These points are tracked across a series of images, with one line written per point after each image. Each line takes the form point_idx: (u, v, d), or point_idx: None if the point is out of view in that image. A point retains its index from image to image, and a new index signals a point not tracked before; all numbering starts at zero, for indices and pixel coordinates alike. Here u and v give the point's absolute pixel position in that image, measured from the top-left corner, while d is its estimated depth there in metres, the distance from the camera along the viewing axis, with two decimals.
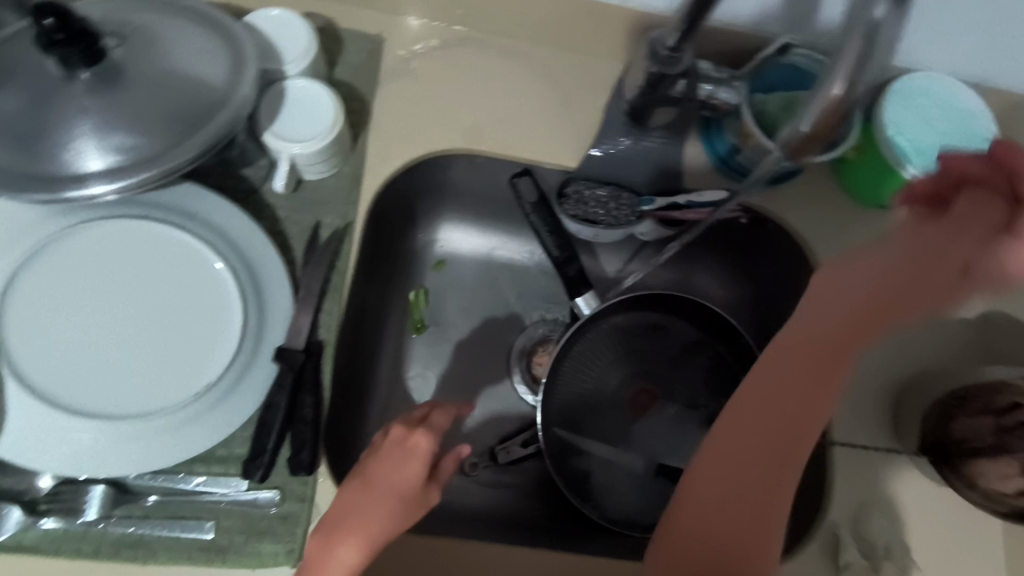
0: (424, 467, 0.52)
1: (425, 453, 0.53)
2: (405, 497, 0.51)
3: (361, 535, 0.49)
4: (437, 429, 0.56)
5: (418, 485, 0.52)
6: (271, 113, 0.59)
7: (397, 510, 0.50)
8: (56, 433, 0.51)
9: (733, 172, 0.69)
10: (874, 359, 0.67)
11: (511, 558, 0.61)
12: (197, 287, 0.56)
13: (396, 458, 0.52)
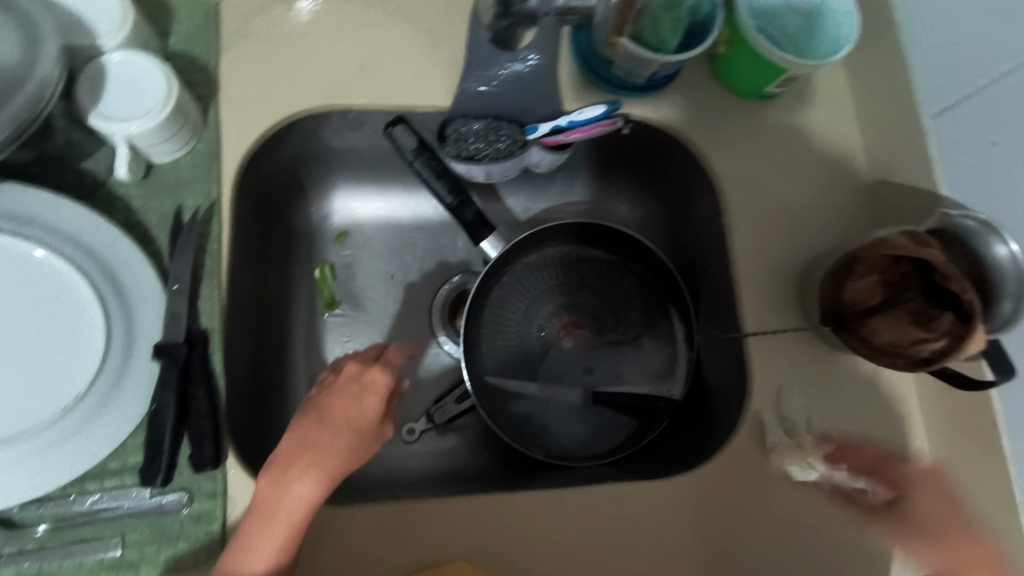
0: (381, 402, 0.54)
1: (384, 382, 0.55)
2: (365, 429, 0.53)
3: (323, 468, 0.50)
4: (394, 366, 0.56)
5: (376, 420, 0.54)
6: (93, 94, 0.54)
7: (358, 443, 0.52)
8: None
9: (610, 84, 0.68)
10: (775, 246, 0.69)
11: (456, 514, 0.58)
12: (50, 296, 0.51)
13: (354, 393, 0.53)
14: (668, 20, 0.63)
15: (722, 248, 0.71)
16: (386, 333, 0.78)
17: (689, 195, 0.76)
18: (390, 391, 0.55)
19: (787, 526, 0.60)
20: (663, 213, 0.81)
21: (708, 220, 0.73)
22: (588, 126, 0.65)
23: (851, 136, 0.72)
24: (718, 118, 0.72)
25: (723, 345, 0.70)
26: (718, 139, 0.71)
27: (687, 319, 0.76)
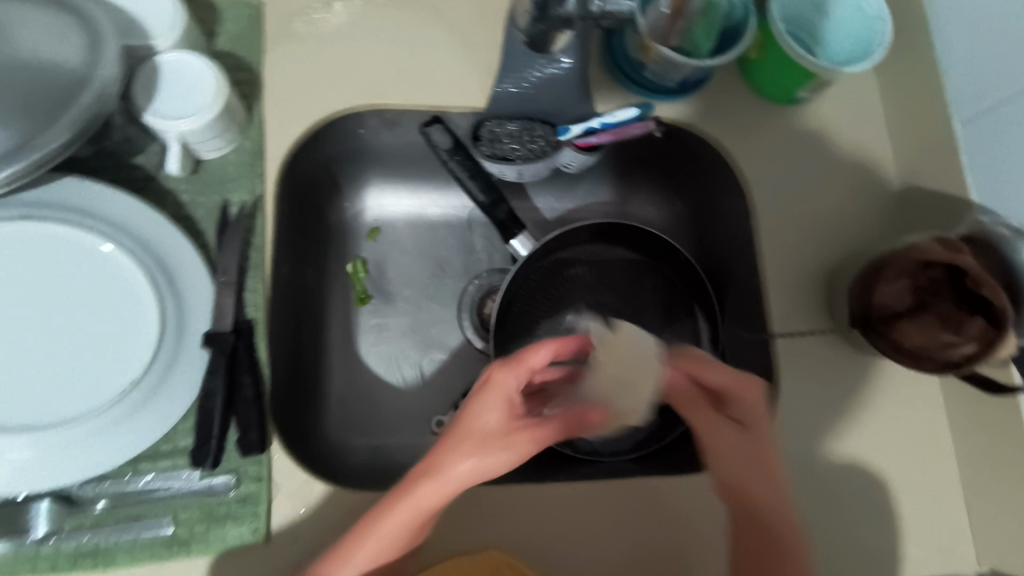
0: (498, 406, 0.49)
1: (516, 376, 0.50)
2: (489, 438, 0.48)
3: (433, 487, 0.48)
4: (526, 366, 0.51)
5: (502, 422, 0.49)
6: (147, 92, 0.56)
7: (482, 452, 0.47)
8: None
9: (642, 89, 0.70)
10: (801, 249, 0.70)
11: (490, 505, 0.59)
12: (108, 285, 0.54)
13: (484, 398, 0.49)
14: (703, 25, 0.65)
15: (749, 250, 0.72)
16: (418, 326, 0.80)
17: (717, 198, 0.76)
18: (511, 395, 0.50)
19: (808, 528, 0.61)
20: (689, 216, 0.81)
21: (736, 222, 0.74)
22: (619, 128, 0.67)
23: (878, 141, 0.73)
24: (748, 123, 0.73)
25: (748, 346, 0.71)
26: (747, 143, 0.73)
27: (711, 319, 0.76)
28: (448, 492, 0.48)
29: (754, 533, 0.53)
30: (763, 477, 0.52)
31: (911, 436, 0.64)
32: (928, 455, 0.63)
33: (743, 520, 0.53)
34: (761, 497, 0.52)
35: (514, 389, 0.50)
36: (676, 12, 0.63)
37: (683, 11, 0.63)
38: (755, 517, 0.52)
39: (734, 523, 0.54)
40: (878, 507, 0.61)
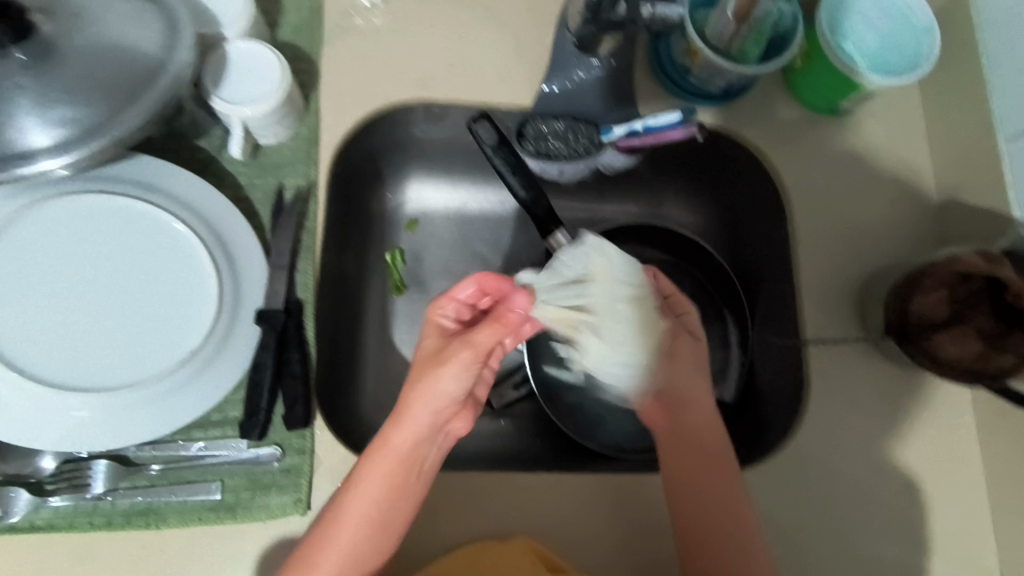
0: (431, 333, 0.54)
1: (444, 313, 0.55)
2: (428, 362, 0.53)
3: (395, 427, 0.52)
4: (449, 297, 0.55)
5: (431, 344, 0.54)
6: (215, 77, 0.59)
7: (423, 376, 0.52)
8: (45, 412, 0.50)
9: (689, 94, 0.71)
10: (835, 259, 0.70)
11: (521, 493, 0.61)
12: (167, 258, 0.56)
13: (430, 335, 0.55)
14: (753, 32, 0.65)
15: (784, 258, 0.72)
16: None
17: (750, 205, 0.78)
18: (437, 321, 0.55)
19: (831, 533, 0.61)
20: (723, 221, 0.82)
21: (771, 229, 0.75)
22: (661, 132, 0.68)
23: (919, 155, 0.74)
24: (791, 131, 0.74)
25: (780, 351, 0.72)
26: (788, 152, 0.73)
27: (741, 322, 0.78)
28: (410, 424, 0.51)
29: (693, 442, 0.59)
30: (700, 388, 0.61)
31: (939, 451, 0.64)
32: (956, 471, 0.63)
33: (679, 431, 0.59)
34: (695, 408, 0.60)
35: (449, 321, 0.55)
36: (741, 15, 0.62)
37: (751, 15, 0.62)
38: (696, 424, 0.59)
39: (671, 441, 0.60)
40: (901, 515, 0.62)
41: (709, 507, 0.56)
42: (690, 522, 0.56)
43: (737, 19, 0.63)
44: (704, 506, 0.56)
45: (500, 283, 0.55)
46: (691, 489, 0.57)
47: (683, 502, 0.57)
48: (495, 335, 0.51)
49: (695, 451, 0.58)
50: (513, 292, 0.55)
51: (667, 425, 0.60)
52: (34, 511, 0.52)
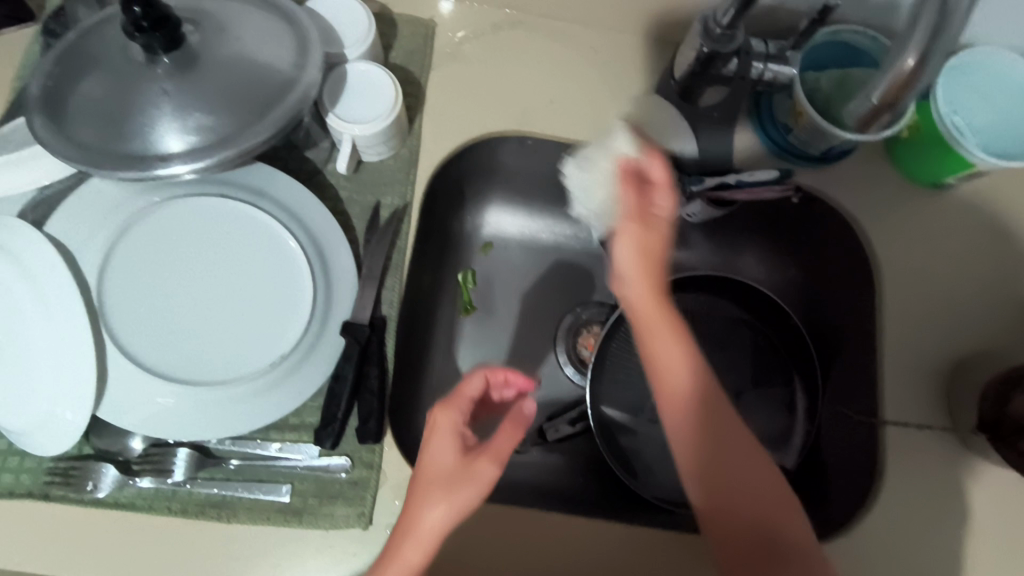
0: (452, 445, 0.45)
1: (458, 414, 0.47)
2: (450, 481, 0.44)
3: (411, 541, 0.43)
4: (464, 398, 0.48)
5: (457, 460, 0.45)
6: (333, 95, 0.61)
7: (441, 501, 0.43)
8: (138, 395, 0.52)
9: (790, 154, 0.70)
10: (922, 340, 0.68)
11: (579, 539, 0.60)
12: (270, 264, 0.58)
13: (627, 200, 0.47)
14: None
15: (867, 332, 0.70)
16: (514, 344, 0.84)
17: (833, 271, 0.77)
18: (456, 429, 0.46)
19: None
20: (801, 284, 0.81)
21: (855, 300, 0.73)
22: (756, 187, 0.67)
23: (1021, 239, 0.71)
24: (887, 199, 0.73)
25: (852, 426, 0.69)
26: (882, 222, 0.72)
27: (811, 388, 0.77)
28: (431, 525, 0.43)
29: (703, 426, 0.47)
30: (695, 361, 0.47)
31: (1019, 556, 0.61)
32: None
33: (715, 448, 0.48)
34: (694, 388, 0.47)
35: (463, 424, 0.47)
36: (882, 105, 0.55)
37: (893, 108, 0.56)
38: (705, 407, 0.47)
39: (684, 442, 0.47)
40: None
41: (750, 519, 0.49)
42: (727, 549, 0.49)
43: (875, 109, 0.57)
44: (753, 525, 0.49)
45: (508, 377, 0.50)
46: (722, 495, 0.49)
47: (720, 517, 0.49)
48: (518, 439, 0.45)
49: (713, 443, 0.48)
50: (517, 381, 0.51)
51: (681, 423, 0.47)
52: (119, 489, 0.54)
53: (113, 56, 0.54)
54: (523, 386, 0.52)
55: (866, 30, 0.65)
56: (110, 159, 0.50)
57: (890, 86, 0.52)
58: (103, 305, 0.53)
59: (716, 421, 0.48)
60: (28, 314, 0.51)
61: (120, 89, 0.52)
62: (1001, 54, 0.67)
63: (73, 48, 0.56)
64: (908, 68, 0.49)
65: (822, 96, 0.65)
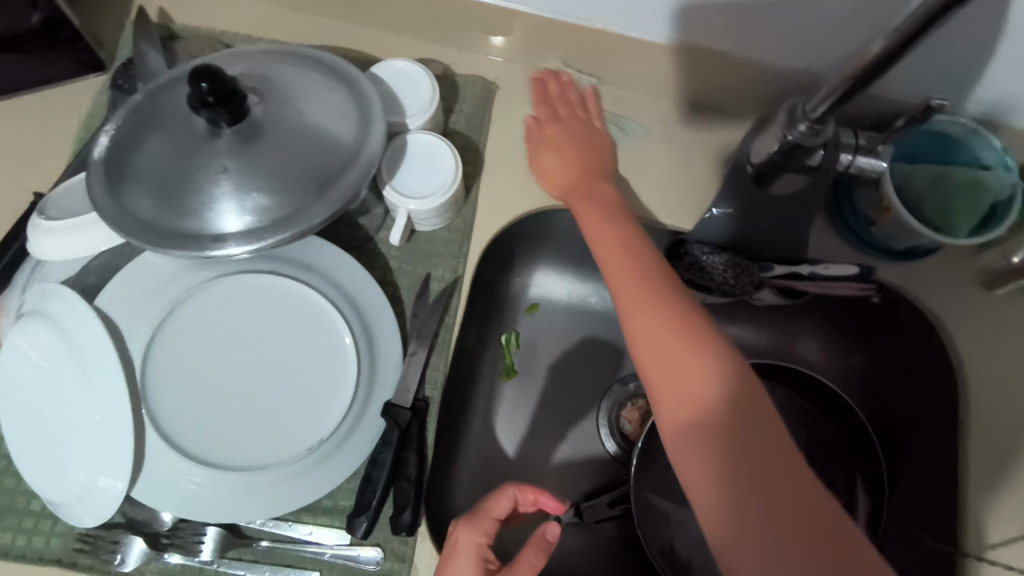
0: (473, 564, 0.48)
1: (480, 535, 0.50)
2: None
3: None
4: (488, 518, 0.51)
5: None
6: (392, 167, 0.60)
7: None
8: (173, 477, 0.51)
9: (868, 246, 0.65)
10: (1011, 463, 0.61)
11: None
12: (315, 341, 0.56)
13: (563, 143, 0.64)
14: (962, 206, 0.59)
15: (947, 448, 0.63)
16: (555, 411, 0.80)
17: (908, 371, 0.69)
18: (478, 547, 0.49)
19: None
20: (868, 375, 0.74)
21: (934, 409, 0.66)
22: (828, 282, 0.64)
23: None
24: (977, 306, 0.66)
25: (923, 544, 0.63)
26: (973, 332, 0.66)
27: (875, 493, 0.70)
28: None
29: (657, 313, 0.49)
30: (635, 242, 0.55)
31: None
32: None
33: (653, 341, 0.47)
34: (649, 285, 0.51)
35: (486, 545, 0.50)
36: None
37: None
38: (634, 272, 0.52)
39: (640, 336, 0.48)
40: None
41: (722, 426, 0.43)
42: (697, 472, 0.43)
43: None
44: (722, 432, 0.43)
45: (538, 498, 0.53)
46: (693, 398, 0.45)
47: (689, 424, 0.44)
48: (536, 567, 0.48)
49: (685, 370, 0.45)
50: (546, 502, 0.54)
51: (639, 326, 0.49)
52: (145, 563, 0.53)
53: (176, 123, 0.53)
54: (551, 508, 0.55)
55: (968, 121, 0.60)
56: (169, 236, 0.50)
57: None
58: (147, 381, 0.53)
59: (646, 295, 0.50)
60: (71, 385, 0.51)
61: (182, 160, 0.52)
62: None
63: (138, 111, 0.55)
64: None
65: (912, 193, 0.61)
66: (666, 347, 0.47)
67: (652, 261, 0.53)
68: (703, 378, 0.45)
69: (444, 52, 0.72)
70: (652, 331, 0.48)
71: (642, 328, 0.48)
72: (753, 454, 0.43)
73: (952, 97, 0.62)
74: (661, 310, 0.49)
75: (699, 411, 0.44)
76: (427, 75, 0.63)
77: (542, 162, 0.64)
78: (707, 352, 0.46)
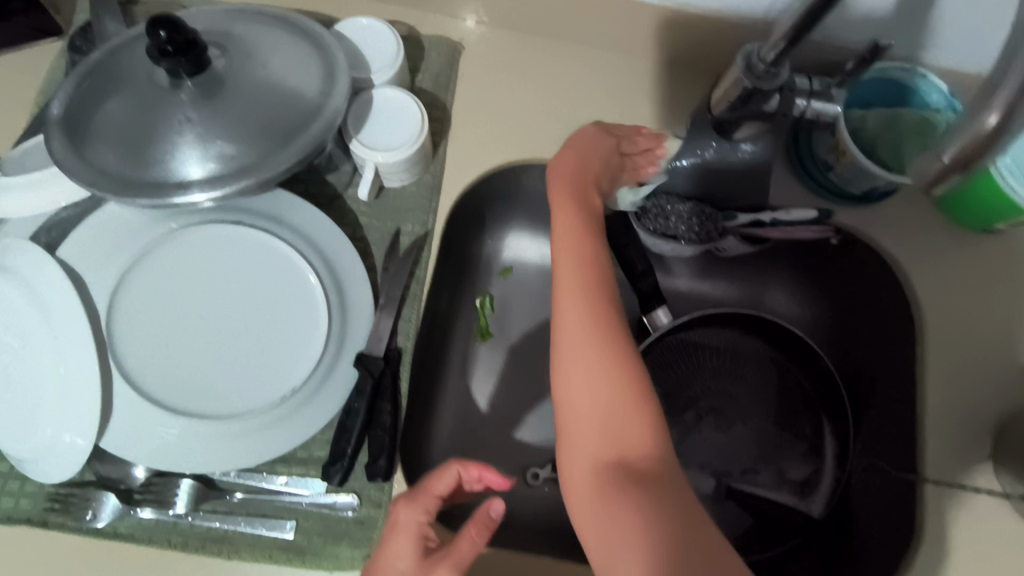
0: (413, 545, 0.45)
1: (423, 511, 0.48)
2: None
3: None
4: (431, 496, 0.49)
5: (411, 568, 0.45)
6: (357, 122, 0.61)
7: None
8: (146, 426, 0.51)
9: (826, 191, 0.67)
10: (965, 391, 0.64)
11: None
12: (286, 292, 0.56)
13: (588, 140, 0.60)
14: (912, 144, 0.61)
15: (907, 386, 0.65)
16: (531, 371, 0.82)
17: (867, 314, 0.72)
18: (419, 525, 0.47)
19: None
20: (833, 323, 0.76)
21: (896, 348, 0.68)
22: (791, 227, 0.65)
23: None
24: (936, 246, 0.68)
25: (884, 475, 0.66)
26: (931, 271, 0.67)
27: (841, 435, 0.73)
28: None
29: (600, 340, 0.45)
30: (597, 260, 0.51)
31: None
32: None
33: (585, 377, 0.44)
34: (598, 329, 0.46)
35: (429, 523, 0.48)
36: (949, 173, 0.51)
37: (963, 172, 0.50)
38: (590, 294, 0.48)
39: (578, 367, 0.45)
40: None
41: (644, 485, 0.40)
42: (614, 545, 0.39)
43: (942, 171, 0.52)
44: (641, 489, 0.40)
45: (482, 473, 0.51)
46: (618, 447, 0.42)
47: (610, 476, 0.41)
48: (479, 545, 0.45)
49: (614, 414, 0.43)
50: (490, 477, 0.51)
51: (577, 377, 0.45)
52: (119, 519, 0.53)
53: (137, 77, 0.53)
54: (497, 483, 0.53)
55: (916, 66, 0.62)
56: (132, 185, 0.50)
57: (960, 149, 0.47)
58: (115, 333, 0.53)
59: (594, 321, 0.46)
60: (38, 340, 0.51)
61: (143, 113, 0.51)
62: None
63: (97, 68, 0.55)
64: (990, 126, 0.31)
65: (867, 136, 0.62)
66: (598, 385, 0.44)
67: (611, 288, 0.50)
68: (641, 434, 0.42)
69: (409, 14, 0.73)
70: (587, 363, 0.45)
71: (578, 361, 0.45)
72: (683, 534, 0.39)
73: (902, 42, 0.64)
74: (602, 342, 0.45)
75: (636, 475, 0.41)
76: (387, 28, 0.64)
77: (550, 163, 0.59)
78: (641, 398, 0.43)
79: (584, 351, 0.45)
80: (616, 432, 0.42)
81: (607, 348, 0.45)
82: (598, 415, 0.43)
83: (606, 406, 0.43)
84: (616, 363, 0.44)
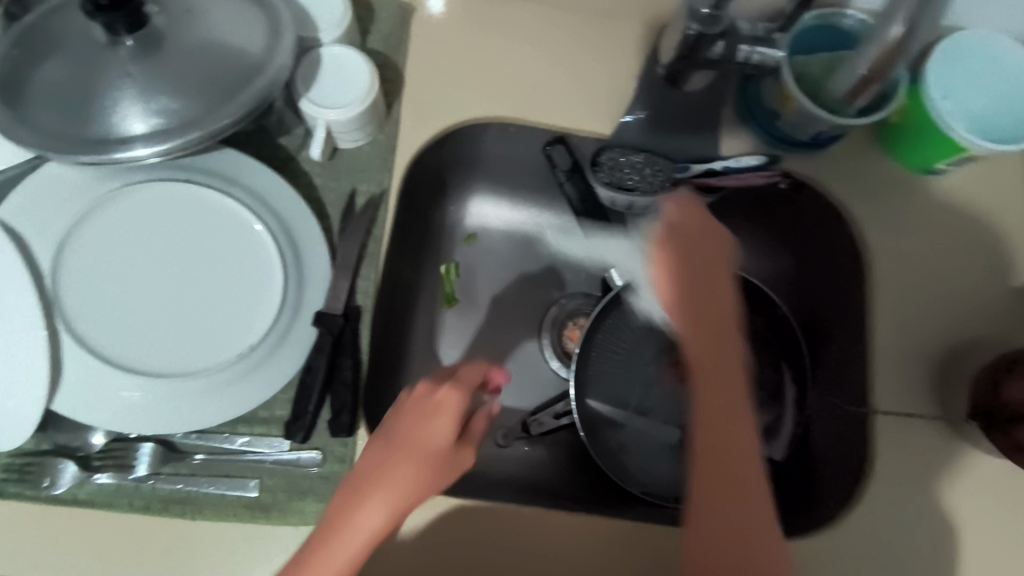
0: (455, 424, 0.48)
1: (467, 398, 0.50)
2: (441, 460, 0.48)
3: (348, 537, 0.45)
4: (467, 381, 0.52)
5: (451, 443, 0.48)
6: (306, 81, 0.60)
7: (404, 475, 0.46)
8: (100, 387, 0.51)
9: (774, 139, 0.68)
10: (913, 328, 0.66)
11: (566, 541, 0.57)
12: (237, 249, 0.56)
13: (703, 229, 0.51)
14: None
15: (860, 325, 0.67)
16: (499, 334, 0.82)
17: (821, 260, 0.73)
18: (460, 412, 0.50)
19: None
20: (792, 272, 0.77)
21: (848, 290, 0.70)
22: (742, 173, 0.67)
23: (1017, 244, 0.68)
24: (882, 189, 0.70)
25: (841, 417, 0.67)
26: (877, 214, 0.69)
27: (801, 380, 0.73)
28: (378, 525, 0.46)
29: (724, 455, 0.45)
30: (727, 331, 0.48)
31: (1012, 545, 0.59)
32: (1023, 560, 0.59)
33: (719, 480, 0.45)
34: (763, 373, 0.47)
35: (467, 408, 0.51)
36: (872, 77, 0.58)
37: (882, 77, 0.58)
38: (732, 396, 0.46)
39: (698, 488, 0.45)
40: None
41: None
42: None
43: (865, 79, 0.59)
44: None
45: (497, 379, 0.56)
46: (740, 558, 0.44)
47: None
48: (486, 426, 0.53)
49: (730, 525, 0.44)
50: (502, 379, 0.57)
51: (746, 477, 0.46)
52: (77, 486, 0.53)
53: (74, 34, 0.52)
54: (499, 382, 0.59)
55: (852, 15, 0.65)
56: (72, 143, 0.49)
57: (879, 54, 0.56)
58: (60, 293, 0.53)
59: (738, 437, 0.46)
60: None
61: (82, 70, 0.50)
62: (979, 38, 0.66)
63: (31, 27, 0.53)
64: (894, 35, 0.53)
65: (811, 82, 0.64)
66: (723, 501, 0.45)
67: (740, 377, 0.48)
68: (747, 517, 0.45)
69: None
70: (721, 474, 0.45)
71: (712, 467, 0.45)
72: None
73: None
74: (739, 443, 0.46)
75: None
76: None
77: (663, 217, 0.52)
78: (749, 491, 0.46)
79: (722, 460, 0.45)
80: (742, 550, 0.44)
81: (739, 454, 0.46)
82: (728, 514, 0.45)
83: (734, 523, 0.44)
84: (750, 494, 0.46)
